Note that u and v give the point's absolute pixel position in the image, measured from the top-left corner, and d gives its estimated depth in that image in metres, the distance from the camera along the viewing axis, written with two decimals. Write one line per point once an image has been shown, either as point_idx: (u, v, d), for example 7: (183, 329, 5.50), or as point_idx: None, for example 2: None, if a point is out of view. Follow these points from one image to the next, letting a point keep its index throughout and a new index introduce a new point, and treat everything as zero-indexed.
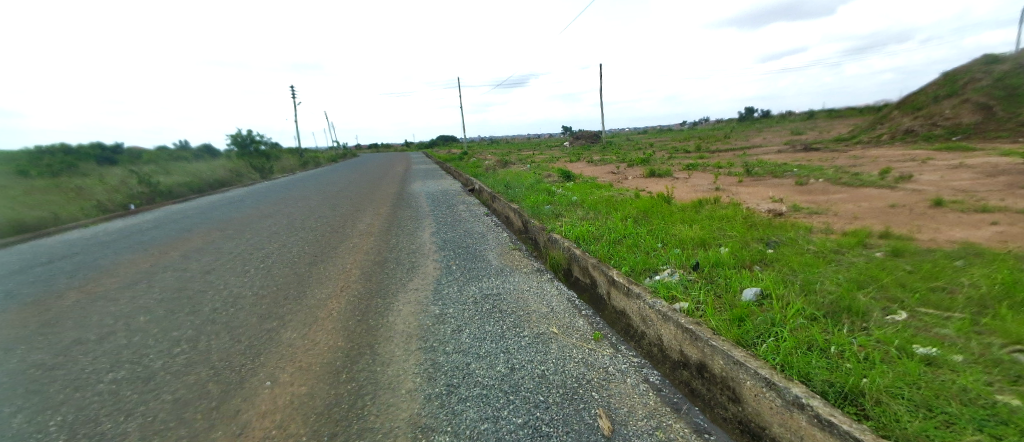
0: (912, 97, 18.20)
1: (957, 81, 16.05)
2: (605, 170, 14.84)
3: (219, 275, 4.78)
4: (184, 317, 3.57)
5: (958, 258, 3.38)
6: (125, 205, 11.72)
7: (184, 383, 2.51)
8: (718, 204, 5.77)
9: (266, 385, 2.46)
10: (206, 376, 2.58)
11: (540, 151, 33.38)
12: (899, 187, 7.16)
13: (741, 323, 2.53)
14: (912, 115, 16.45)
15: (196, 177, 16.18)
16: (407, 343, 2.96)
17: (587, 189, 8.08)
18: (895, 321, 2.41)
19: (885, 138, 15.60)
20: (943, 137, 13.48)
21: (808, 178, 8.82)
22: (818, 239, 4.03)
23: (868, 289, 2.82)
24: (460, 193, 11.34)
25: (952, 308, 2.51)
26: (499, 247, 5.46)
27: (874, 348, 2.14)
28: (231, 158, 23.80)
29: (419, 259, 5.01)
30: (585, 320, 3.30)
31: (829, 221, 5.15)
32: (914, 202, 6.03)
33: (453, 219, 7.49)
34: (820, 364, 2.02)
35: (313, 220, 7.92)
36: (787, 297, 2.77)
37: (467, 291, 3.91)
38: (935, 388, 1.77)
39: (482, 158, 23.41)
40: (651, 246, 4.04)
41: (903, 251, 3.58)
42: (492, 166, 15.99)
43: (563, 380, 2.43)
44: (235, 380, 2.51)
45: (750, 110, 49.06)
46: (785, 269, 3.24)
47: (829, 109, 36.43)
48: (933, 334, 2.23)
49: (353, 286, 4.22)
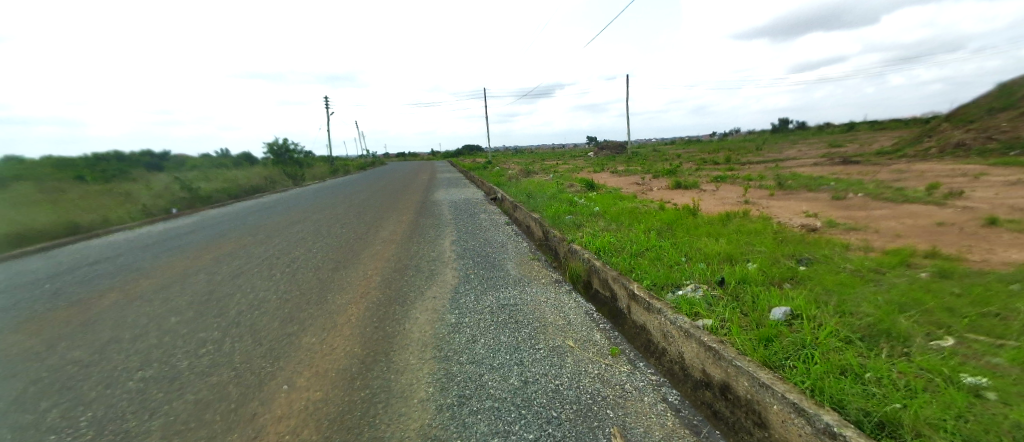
0: (964, 109, 17.24)
1: (1016, 93, 15.11)
2: (629, 181, 14.64)
3: (248, 278, 4.95)
4: (212, 318, 3.70)
5: (1013, 281, 3.13)
6: (167, 209, 12.37)
7: (208, 383, 2.59)
8: (747, 218, 5.57)
9: (283, 388, 2.50)
10: (227, 378, 2.65)
11: (565, 160, 33.16)
12: (948, 204, 6.74)
13: (769, 344, 2.41)
14: (962, 127, 15.53)
15: (235, 184, 16.94)
16: (422, 351, 2.97)
17: (610, 200, 7.96)
18: (940, 347, 2.24)
19: (932, 152, 14.75)
20: (998, 151, 12.67)
21: (846, 193, 8.43)
22: (855, 257, 3.82)
23: (910, 312, 2.63)
24: (482, 202, 11.40)
25: (1006, 335, 2.31)
26: (518, 256, 5.45)
27: (916, 376, 1.99)
28: (266, 165, 24.80)
29: (438, 267, 5.04)
30: (602, 334, 3.22)
31: (867, 238, 4.90)
32: (964, 220, 5.65)
33: (475, 228, 7.51)
34: (854, 392, 1.89)
35: (340, 227, 8.11)
36: (819, 318, 2.62)
37: (484, 300, 3.89)
38: (984, 422, 1.63)
39: (506, 168, 23.53)
40: (675, 260, 3.92)
41: (950, 272, 3.35)
42: (516, 176, 16.05)
43: (577, 396, 2.37)
44: (254, 383, 2.57)
45: (784, 122, 47.65)
46: (817, 289, 3.07)
47: (871, 122, 34.93)
48: (983, 363, 2.07)
49: (373, 292, 4.29)
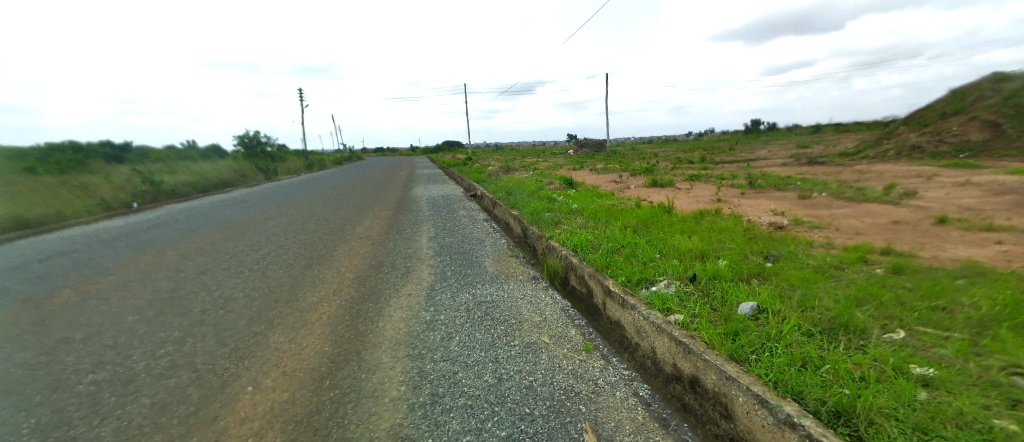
0: (920, 113, 18.19)
1: (967, 98, 16.05)
2: (608, 179, 14.80)
3: (214, 275, 4.79)
4: (173, 317, 3.56)
5: (960, 277, 3.32)
6: (128, 203, 11.80)
7: (166, 386, 2.49)
8: (719, 216, 5.71)
9: (247, 390, 2.44)
10: (187, 379, 2.56)
11: (546, 157, 33.32)
12: (903, 203, 7.10)
13: (736, 338, 2.48)
14: (918, 131, 16.39)
15: (203, 178, 16.34)
16: (396, 349, 2.94)
17: (589, 198, 8.02)
18: (893, 339, 2.36)
19: (891, 153, 15.50)
20: (950, 154, 13.43)
21: (811, 192, 8.77)
22: (818, 253, 3.98)
23: (866, 306, 2.76)
24: (462, 199, 11.33)
25: (952, 328, 2.45)
26: (496, 253, 5.45)
27: (870, 367, 2.09)
28: (237, 158, 24.00)
29: (415, 264, 4.99)
30: (577, 330, 3.26)
31: (830, 235, 5.12)
32: (919, 218, 5.98)
33: (453, 224, 7.46)
34: (813, 383, 1.98)
35: (314, 223, 7.92)
36: (784, 312, 2.73)
37: (460, 297, 3.88)
38: (930, 410, 1.73)
39: (485, 164, 23.54)
40: (649, 257, 4.00)
41: (904, 268, 3.53)
42: (496, 172, 16.02)
43: (550, 392, 2.40)
44: (217, 385, 2.49)
45: (756, 122, 49.15)
46: (783, 284, 3.19)
47: (836, 125, 36.46)
48: (931, 354, 2.19)
49: (347, 289, 4.22)
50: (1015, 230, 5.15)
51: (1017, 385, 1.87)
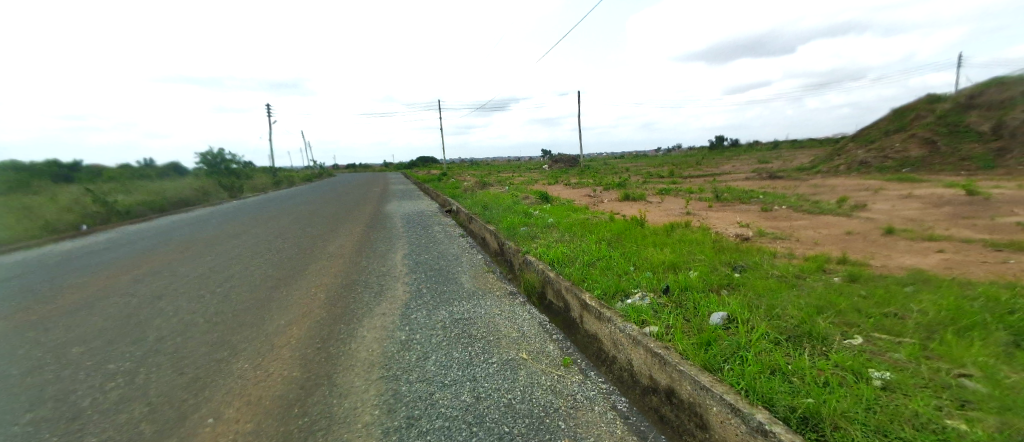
0: (866, 130, 19.50)
1: (906, 117, 17.35)
2: (581, 193, 15.03)
3: (171, 300, 4.54)
4: (126, 347, 3.35)
5: (908, 284, 3.55)
6: (76, 225, 11.08)
7: (116, 421, 2.33)
8: (688, 229, 5.89)
9: (208, 422, 2.31)
10: (139, 414, 2.40)
11: (521, 173, 33.66)
12: (855, 215, 7.55)
13: (708, 348, 2.55)
14: (865, 147, 17.55)
15: (161, 197, 15.60)
16: (370, 372, 2.86)
17: (563, 212, 8.10)
18: (852, 345, 2.49)
19: (842, 167, 16.50)
20: (893, 169, 14.42)
21: (772, 205, 9.19)
22: (781, 263, 4.16)
23: (827, 314, 2.90)
24: (436, 214, 11.24)
25: (904, 333, 2.60)
26: (472, 269, 5.41)
27: (832, 372, 2.19)
28: (198, 176, 23.07)
29: (389, 283, 4.88)
30: (555, 344, 3.26)
31: (791, 246, 5.37)
32: (869, 229, 6.37)
33: (428, 241, 7.37)
34: (781, 390, 2.05)
35: (282, 242, 7.66)
36: (752, 321, 2.82)
37: (436, 315, 3.82)
38: (889, 413, 1.83)
39: (459, 180, 23.51)
40: (624, 269, 4.07)
41: (858, 276, 3.74)
42: (471, 188, 16.01)
43: (529, 409, 2.39)
44: (173, 418, 2.35)
45: (719, 139, 51.34)
46: (750, 294, 3.30)
47: (792, 141, 38.56)
48: (887, 358, 2.32)
49: (317, 310, 4.09)
50: (954, 239, 5.56)
51: (963, 386, 2.00)
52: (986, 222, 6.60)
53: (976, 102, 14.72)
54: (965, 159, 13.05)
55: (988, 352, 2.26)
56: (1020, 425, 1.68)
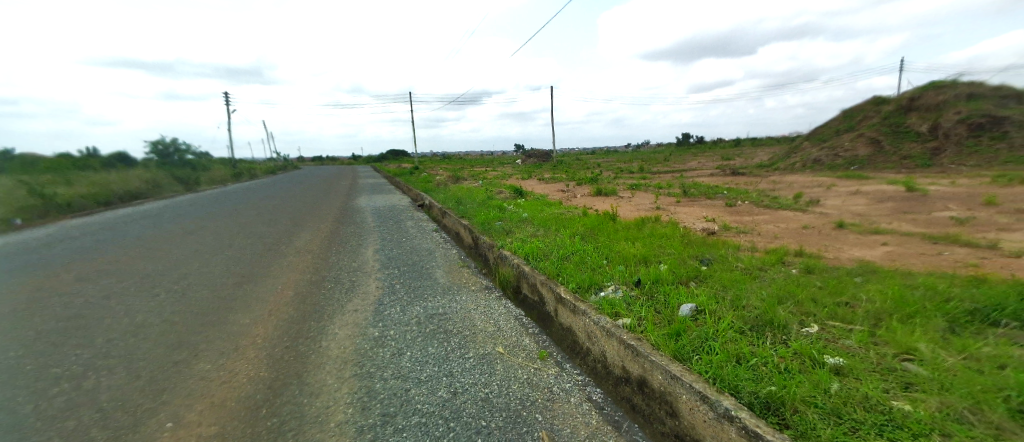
0: (819, 129, 20.59)
1: (854, 117, 18.45)
2: (555, 188, 15.16)
3: (123, 299, 4.27)
4: (72, 350, 3.13)
5: (857, 275, 3.79)
6: (9, 219, 10.21)
7: (62, 430, 2.18)
8: (658, 223, 6.05)
9: (167, 427, 2.21)
10: (90, 420, 2.26)
11: (493, 167, 33.56)
12: (810, 210, 7.98)
13: (678, 338, 2.64)
14: (818, 145, 18.54)
15: (106, 189, 14.59)
16: (342, 369, 2.80)
17: (537, 207, 8.15)
18: (809, 333, 2.64)
19: (798, 164, 17.37)
20: (843, 166, 15.32)
21: (736, 200, 9.57)
22: (744, 256, 4.35)
23: (786, 303, 3.06)
24: (408, 209, 11.05)
25: (854, 320, 2.79)
26: (447, 264, 5.37)
27: (793, 359, 2.32)
28: (149, 166, 21.71)
29: (360, 279, 4.77)
30: (531, 338, 3.29)
31: (753, 239, 5.63)
32: (822, 223, 6.75)
33: (400, 235, 7.25)
34: (746, 377, 2.15)
35: (244, 237, 7.33)
36: (719, 312, 2.95)
37: (411, 311, 3.77)
38: (842, 396, 1.96)
39: (431, 173, 23.21)
40: (597, 263, 4.15)
41: (813, 268, 3.97)
42: (443, 182, 15.83)
43: (506, 402, 2.41)
44: (129, 424, 2.22)
45: (684, 136, 52.88)
46: (717, 285, 3.44)
47: (752, 140, 40.23)
48: (840, 345, 2.48)
49: (285, 307, 3.96)
50: (896, 233, 5.99)
51: (907, 369, 2.16)
52: (924, 217, 7.13)
53: (916, 105, 15.80)
54: (906, 158, 14.02)
55: (927, 337, 2.45)
56: (955, 403, 1.84)
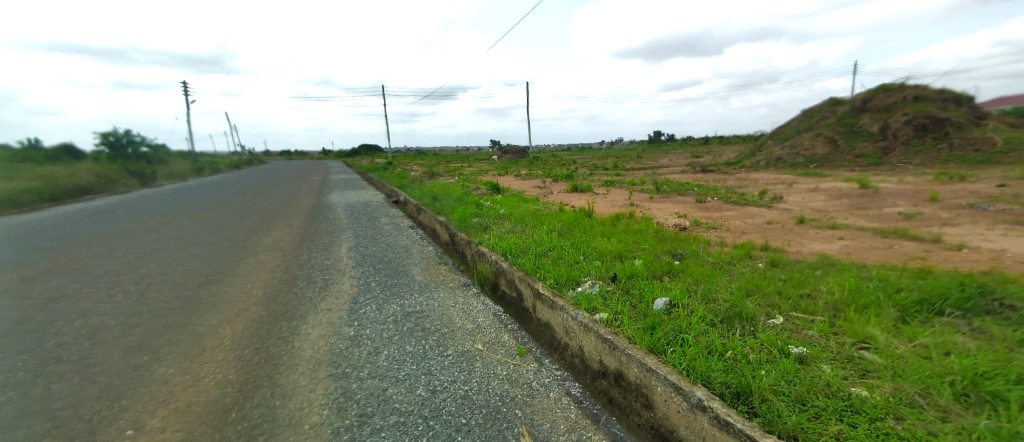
0: (781, 128, 21.47)
1: (813, 117, 19.33)
2: (531, 184, 15.22)
3: (74, 301, 4.02)
4: (18, 355, 2.92)
5: (818, 268, 4.00)
6: None
7: (8, 441, 2.03)
8: (633, 219, 6.17)
9: (126, 435, 2.10)
10: (40, 430, 2.12)
11: (468, 163, 33.33)
12: (774, 206, 8.32)
13: (653, 331, 2.71)
14: (781, 144, 19.33)
15: (52, 183, 13.65)
16: (316, 370, 2.73)
17: (514, 203, 8.15)
18: (775, 324, 2.76)
19: (762, 162, 18.08)
20: (803, 164, 16.05)
21: (706, 197, 9.87)
22: (715, 251, 4.50)
23: (754, 296, 3.19)
24: (382, 205, 10.85)
25: (815, 311, 2.94)
26: (423, 261, 5.31)
27: (760, 350, 2.43)
28: (100, 159, 20.44)
29: (334, 277, 4.66)
30: (510, 334, 3.30)
31: (722, 235, 5.83)
32: (785, 219, 7.06)
33: (375, 232, 7.12)
34: (717, 368, 2.23)
35: (208, 235, 7.02)
36: (691, 305, 3.04)
37: (387, 309, 3.71)
38: (806, 384, 2.07)
39: (405, 169, 22.86)
40: (574, 259, 4.20)
41: (778, 261, 4.15)
42: (417, 178, 15.60)
43: (486, 399, 2.41)
44: (83, 433, 2.10)
45: (655, 134, 54.03)
46: (689, 280, 3.55)
47: (719, 138, 41.51)
48: (803, 335, 2.61)
49: (254, 307, 3.82)
50: (852, 228, 6.33)
51: (863, 357, 2.30)
52: (876, 212, 7.57)
53: (868, 106, 16.69)
54: (859, 157, 14.82)
55: (881, 326, 2.61)
56: (907, 388, 1.97)
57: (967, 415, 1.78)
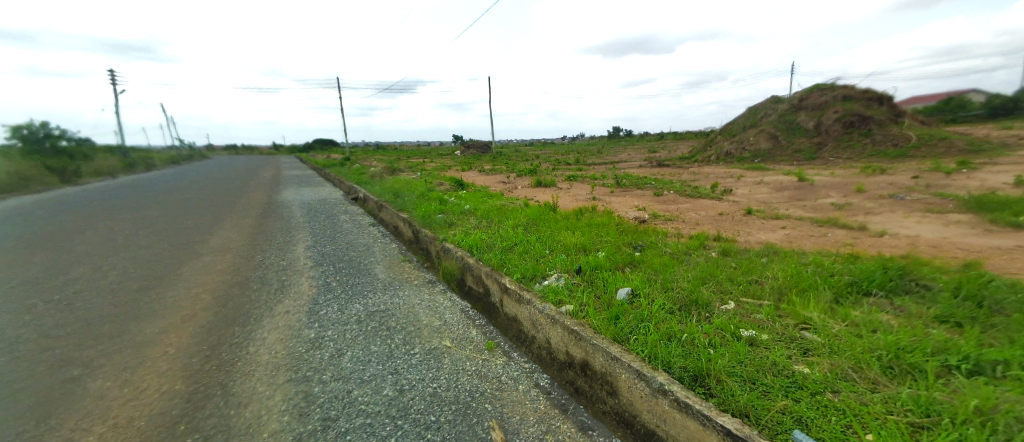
0: (730, 124, 22.60)
1: (758, 114, 20.48)
2: (495, 179, 15.19)
3: None
4: None
5: (764, 255, 4.27)
6: None
7: None
8: (595, 213, 6.30)
9: None
10: None
11: (429, 158, 32.79)
12: (724, 199, 8.78)
13: (616, 321, 2.79)
14: (729, 139, 20.38)
15: None
16: (274, 375, 2.61)
17: (479, 198, 8.11)
18: (728, 309, 2.92)
19: (712, 157, 18.99)
20: (749, 159, 17.01)
21: (663, 190, 10.25)
22: (672, 242, 4.70)
23: (709, 284, 3.36)
24: (341, 202, 10.47)
25: (763, 296, 3.14)
26: (386, 259, 5.19)
27: (715, 334, 2.56)
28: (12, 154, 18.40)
29: (291, 278, 4.46)
30: (478, 330, 3.30)
31: (679, 226, 6.08)
32: (734, 210, 7.46)
33: (334, 230, 6.87)
34: (677, 353, 2.33)
35: (147, 237, 6.52)
36: (652, 294, 3.15)
37: (349, 309, 3.60)
38: (756, 363, 2.21)
39: (365, 164, 22.14)
40: (540, 253, 4.25)
41: (729, 250, 4.39)
42: (377, 174, 15.17)
43: (456, 395, 2.40)
44: None
45: (614, 130, 55.35)
46: (649, 270, 3.69)
47: (673, 134, 43.11)
48: (752, 319, 2.78)
49: (203, 312, 3.60)
50: (792, 218, 6.79)
51: (805, 337, 2.48)
52: (812, 203, 8.16)
53: (805, 104, 17.89)
54: (798, 152, 15.89)
55: (820, 308, 2.82)
56: (842, 364, 2.15)
57: (892, 385, 1.97)
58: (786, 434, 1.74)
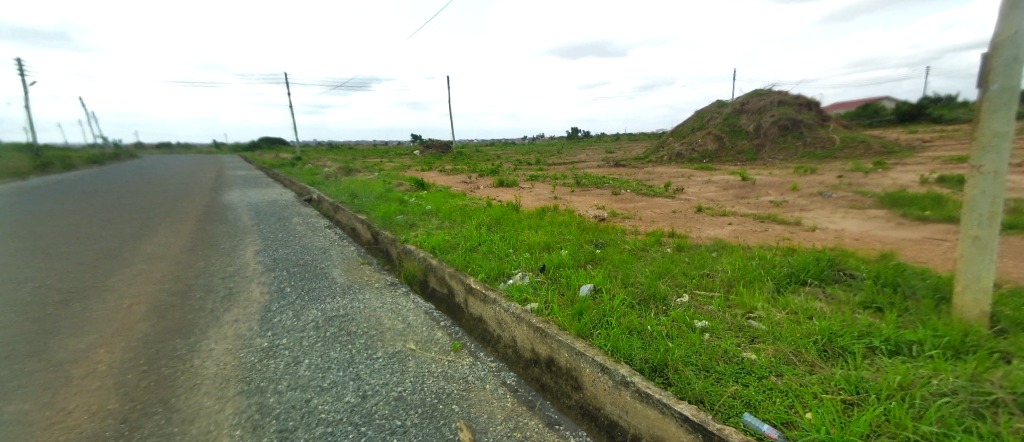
0: (680, 126, 23.67)
1: (705, 117, 21.58)
2: (456, 179, 15.05)
3: None
4: None
5: (714, 250, 4.51)
6: None
7: None
8: (557, 212, 6.39)
9: None
10: None
11: (387, 158, 31.96)
12: (677, 197, 9.19)
13: (580, 317, 2.83)
14: (680, 140, 21.35)
15: None
16: (223, 388, 2.45)
17: (440, 198, 8.02)
18: (683, 302, 3.06)
19: (664, 156, 19.83)
20: (698, 159, 17.90)
21: (620, 189, 10.58)
22: (630, 239, 4.85)
23: (665, 278, 3.50)
24: (293, 204, 9.98)
25: (715, 288, 3.31)
26: (345, 262, 5.00)
27: (671, 325, 2.67)
28: None
29: (239, 285, 4.19)
30: (443, 331, 3.25)
31: (637, 224, 6.29)
32: (686, 208, 7.83)
33: (287, 233, 6.54)
34: (638, 346, 2.41)
35: (69, 244, 5.91)
36: (613, 290, 3.24)
37: (306, 315, 3.43)
38: (710, 352, 2.32)
39: (318, 164, 21.24)
40: (504, 252, 4.25)
41: (683, 246, 4.60)
42: (332, 174, 14.59)
43: (422, 398, 2.35)
44: None
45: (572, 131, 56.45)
46: (609, 266, 3.79)
47: (628, 135, 44.56)
48: (706, 310, 2.92)
49: (139, 325, 3.31)
50: (738, 214, 7.21)
51: (752, 325, 2.64)
52: (754, 200, 8.73)
53: (747, 108, 19.05)
54: (741, 153, 16.91)
55: (764, 298, 3.01)
56: (784, 349, 2.30)
57: (827, 366, 2.13)
58: (738, 417, 1.85)
